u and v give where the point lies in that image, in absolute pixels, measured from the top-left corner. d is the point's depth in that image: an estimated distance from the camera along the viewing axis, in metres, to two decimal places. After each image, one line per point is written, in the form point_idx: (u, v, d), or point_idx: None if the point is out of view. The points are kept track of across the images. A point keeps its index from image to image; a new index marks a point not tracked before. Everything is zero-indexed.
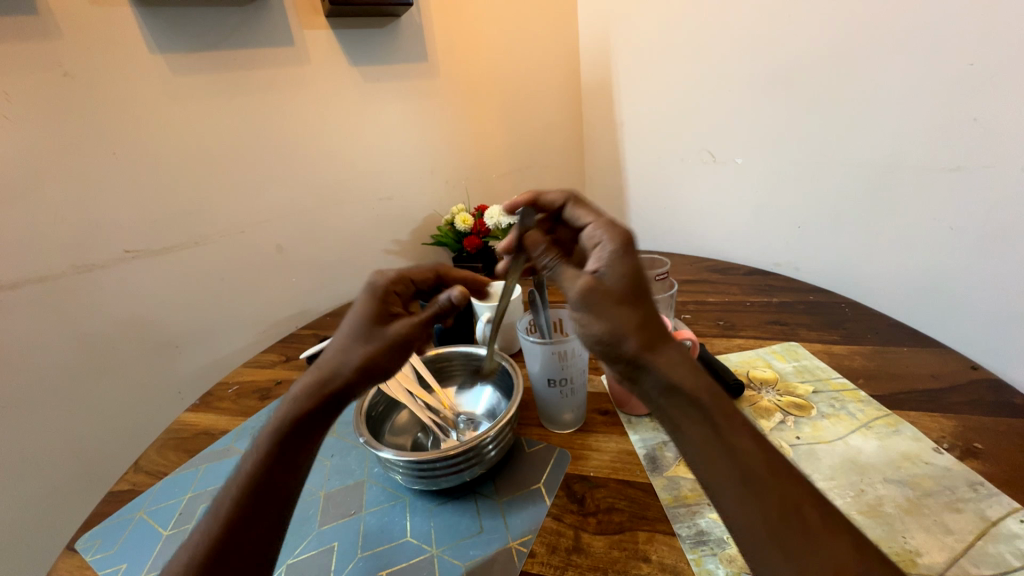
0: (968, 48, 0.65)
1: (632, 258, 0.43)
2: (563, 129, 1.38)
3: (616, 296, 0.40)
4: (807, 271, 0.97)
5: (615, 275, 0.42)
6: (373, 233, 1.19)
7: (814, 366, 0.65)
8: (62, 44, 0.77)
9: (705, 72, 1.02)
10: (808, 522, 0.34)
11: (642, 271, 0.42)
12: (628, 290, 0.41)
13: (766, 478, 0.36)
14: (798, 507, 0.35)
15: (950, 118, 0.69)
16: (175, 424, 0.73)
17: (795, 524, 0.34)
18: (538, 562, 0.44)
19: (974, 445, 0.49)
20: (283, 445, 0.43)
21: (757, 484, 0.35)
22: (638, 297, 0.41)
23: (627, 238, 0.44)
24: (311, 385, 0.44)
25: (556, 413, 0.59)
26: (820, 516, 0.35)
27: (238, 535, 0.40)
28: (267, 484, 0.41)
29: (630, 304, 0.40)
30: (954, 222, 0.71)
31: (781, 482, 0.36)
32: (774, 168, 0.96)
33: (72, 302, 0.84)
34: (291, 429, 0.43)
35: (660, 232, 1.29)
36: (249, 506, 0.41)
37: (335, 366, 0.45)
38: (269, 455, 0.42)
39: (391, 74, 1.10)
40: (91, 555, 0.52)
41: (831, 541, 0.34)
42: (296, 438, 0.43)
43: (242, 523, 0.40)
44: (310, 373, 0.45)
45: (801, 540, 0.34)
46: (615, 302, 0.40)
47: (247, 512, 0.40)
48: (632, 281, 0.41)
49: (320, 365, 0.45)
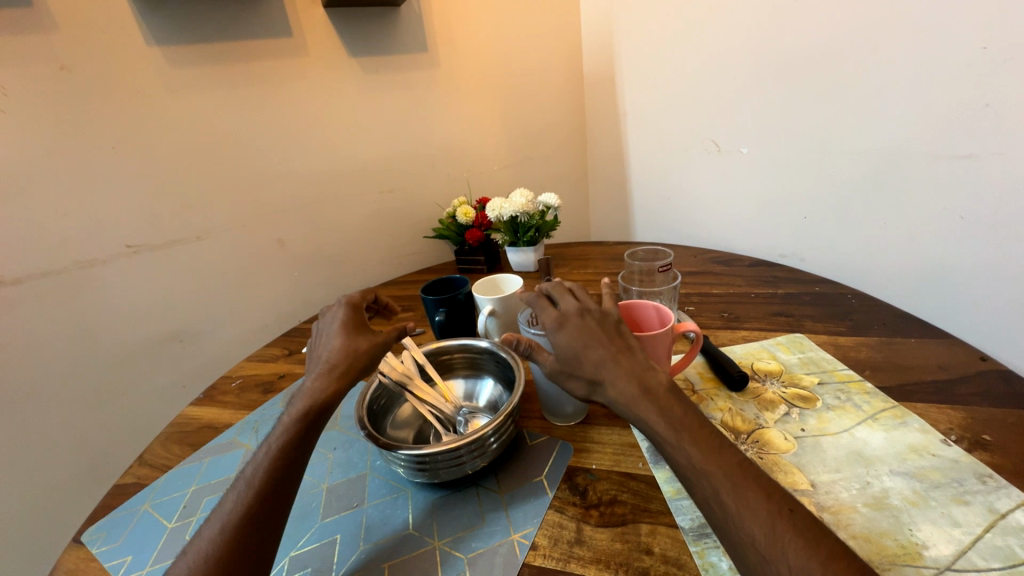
0: (980, 32, 0.63)
1: (568, 329, 0.47)
2: (565, 120, 1.37)
3: (565, 368, 0.46)
4: (812, 262, 0.96)
5: (560, 350, 0.46)
6: (375, 226, 1.19)
7: (819, 358, 0.64)
8: (57, 37, 0.76)
9: (709, 61, 1.01)
10: (727, 506, 0.36)
11: (582, 334, 0.46)
12: (570, 360, 0.45)
13: (689, 474, 0.39)
14: (717, 496, 0.37)
15: (962, 103, 0.67)
16: (179, 418, 0.73)
17: (718, 512, 0.37)
18: (540, 555, 0.44)
19: (983, 437, 0.49)
20: (304, 432, 0.49)
21: (687, 481, 0.39)
22: (582, 360, 0.45)
23: (555, 316, 0.48)
24: (325, 373, 0.53)
25: (557, 406, 0.59)
26: (734, 496, 0.36)
27: (266, 519, 0.43)
28: (289, 471, 0.47)
29: (578, 369, 0.45)
30: (965, 210, 0.69)
31: (700, 476, 0.38)
32: (780, 158, 0.94)
33: (75, 298, 0.85)
34: (313, 417, 0.50)
35: (663, 223, 1.28)
36: (271, 493, 0.45)
37: (343, 362, 0.53)
38: (290, 446, 0.48)
39: (391, 65, 1.09)
40: (97, 547, 0.52)
41: (746, 517, 0.35)
42: (313, 427, 0.49)
43: (267, 507, 0.44)
44: (321, 368, 0.53)
45: (722, 523, 0.36)
46: (566, 374, 0.46)
47: (269, 499, 0.44)
48: (571, 354, 0.45)
49: (329, 360, 0.54)
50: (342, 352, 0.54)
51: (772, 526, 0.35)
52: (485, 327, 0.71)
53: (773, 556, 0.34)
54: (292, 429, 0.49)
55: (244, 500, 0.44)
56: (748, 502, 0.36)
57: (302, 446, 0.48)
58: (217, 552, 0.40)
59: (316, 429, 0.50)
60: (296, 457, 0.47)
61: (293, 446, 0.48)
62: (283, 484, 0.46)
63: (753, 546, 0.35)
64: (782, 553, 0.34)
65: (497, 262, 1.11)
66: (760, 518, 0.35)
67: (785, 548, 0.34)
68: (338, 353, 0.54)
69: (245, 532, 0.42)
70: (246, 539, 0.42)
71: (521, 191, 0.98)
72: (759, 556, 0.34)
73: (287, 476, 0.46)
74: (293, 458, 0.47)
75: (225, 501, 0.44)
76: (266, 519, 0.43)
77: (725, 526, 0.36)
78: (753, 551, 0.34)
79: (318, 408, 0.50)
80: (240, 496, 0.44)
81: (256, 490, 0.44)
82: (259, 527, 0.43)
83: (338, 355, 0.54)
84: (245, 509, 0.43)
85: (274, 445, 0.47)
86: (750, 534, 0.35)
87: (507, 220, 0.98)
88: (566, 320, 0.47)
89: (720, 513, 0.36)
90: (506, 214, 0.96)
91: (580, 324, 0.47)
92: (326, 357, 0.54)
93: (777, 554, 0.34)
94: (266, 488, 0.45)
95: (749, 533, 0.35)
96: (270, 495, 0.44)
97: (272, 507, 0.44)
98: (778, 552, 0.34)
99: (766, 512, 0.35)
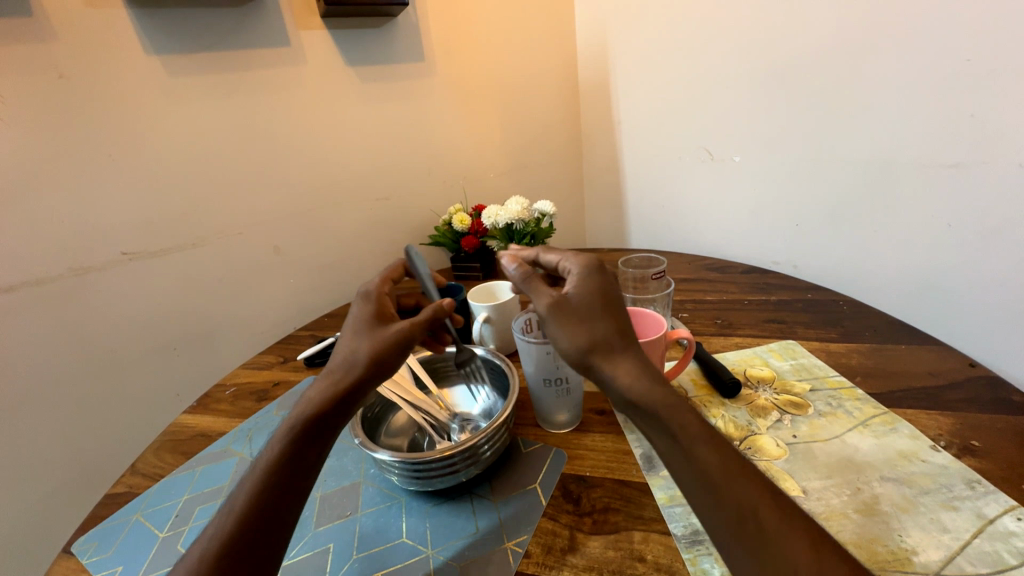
0: (966, 44, 0.65)
1: (600, 277, 0.47)
2: (561, 128, 1.38)
3: (577, 312, 0.45)
4: (804, 269, 0.97)
5: (580, 295, 0.46)
6: (371, 233, 1.19)
7: (811, 365, 0.64)
8: (58, 46, 0.77)
9: (701, 72, 1.02)
10: (765, 525, 0.35)
11: (606, 291, 0.46)
12: (585, 308, 0.45)
13: (724, 486, 0.37)
14: (754, 510, 0.36)
15: (949, 113, 0.68)
16: (172, 426, 0.73)
17: (753, 527, 0.36)
18: (533, 563, 0.44)
19: (971, 442, 0.49)
20: (295, 451, 0.45)
21: (716, 488, 0.37)
22: (598, 313, 0.45)
23: (593, 262, 0.48)
24: (325, 383, 0.48)
25: (551, 413, 0.59)
26: (774, 514, 0.36)
27: (252, 539, 0.41)
28: (281, 488, 0.44)
29: (589, 320, 0.44)
30: (953, 218, 0.71)
31: (740, 487, 0.37)
32: (773, 167, 0.95)
33: (70, 305, 0.85)
34: (309, 427, 0.46)
35: (658, 231, 1.28)
36: (256, 520, 0.42)
37: (347, 365, 0.48)
38: (277, 466, 0.44)
39: (388, 73, 1.10)
40: (87, 558, 0.52)
41: (789, 537, 0.35)
42: (309, 438, 0.46)
43: (247, 538, 0.41)
44: (322, 376, 0.49)
45: (758, 541, 0.35)
46: (575, 318, 0.45)
47: (253, 528, 0.41)
48: (591, 304, 0.45)
49: (333, 363, 0.49)
50: (348, 352, 0.49)
51: (816, 552, 0.34)
52: (480, 334, 0.72)
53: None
54: (286, 438, 0.46)
55: (231, 519, 0.42)
56: (787, 522, 0.35)
57: (297, 462, 0.45)
58: None
59: (316, 439, 0.46)
60: (292, 473, 0.44)
61: (286, 459, 0.45)
62: (273, 501, 0.43)
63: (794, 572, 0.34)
64: None
65: (493, 269, 1.11)
66: (801, 542, 0.35)
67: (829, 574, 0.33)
68: (344, 355, 0.49)
69: (227, 562, 0.40)
70: (232, 560, 0.40)
71: (516, 198, 0.99)
72: None
73: (274, 500, 0.43)
74: (285, 474, 0.44)
75: (206, 529, 0.42)
76: (247, 550, 0.40)
77: (759, 542, 0.35)
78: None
79: (309, 422, 0.46)
80: (219, 521, 0.42)
81: (237, 518, 0.42)
82: (245, 546, 0.41)
83: (344, 360, 0.49)
84: (228, 528, 0.41)
85: (259, 466, 0.45)
86: (793, 557, 0.34)
87: (502, 228, 0.99)
88: (602, 271, 0.48)
89: (756, 529, 0.35)
90: (501, 221, 0.96)
91: (610, 282, 0.48)
92: (330, 364, 0.49)
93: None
94: (250, 513, 0.42)
95: (791, 558, 0.34)
96: (257, 513, 0.42)
97: (259, 527, 0.42)
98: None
99: (809, 537, 0.35)
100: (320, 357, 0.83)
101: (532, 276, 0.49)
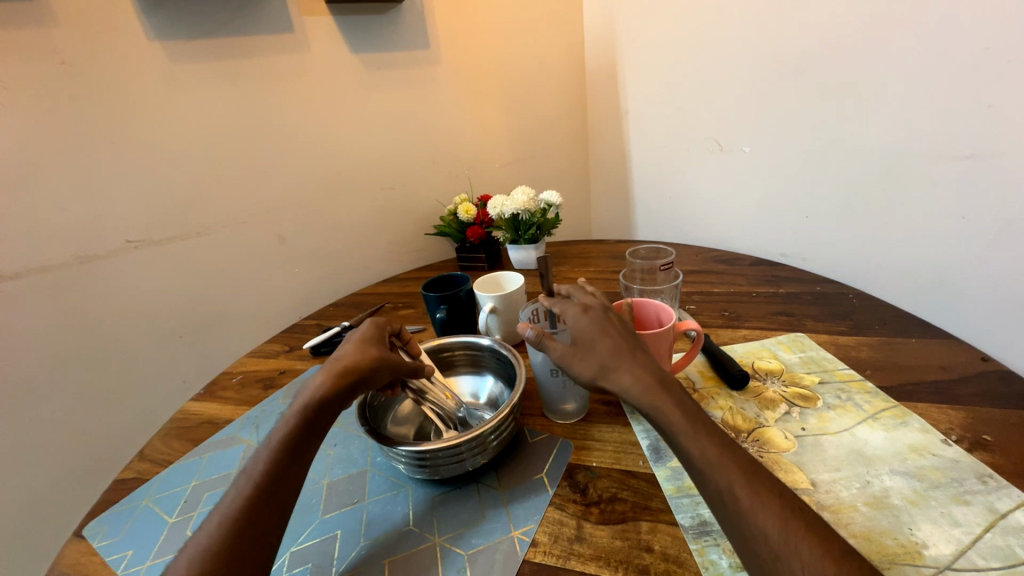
0: (983, 32, 0.63)
1: (591, 313, 0.49)
2: (567, 118, 1.36)
3: (577, 349, 0.47)
4: (813, 261, 0.96)
5: (575, 332, 0.48)
6: (376, 222, 1.18)
7: (820, 358, 0.64)
8: (59, 31, 0.76)
9: (711, 61, 1.01)
10: (740, 503, 0.36)
11: (601, 321, 0.48)
12: (582, 342, 0.47)
13: (702, 467, 0.39)
14: (732, 491, 0.37)
15: (964, 103, 0.67)
16: (179, 413, 0.73)
17: (732, 506, 0.36)
18: (540, 551, 0.44)
19: (983, 437, 0.49)
20: (307, 430, 0.47)
21: (700, 474, 0.39)
22: (596, 342, 0.46)
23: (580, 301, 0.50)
24: (331, 373, 0.49)
25: (558, 404, 0.59)
26: (748, 491, 0.36)
27: (257, 519, 0.42)
28: (283, 472, 0.45)
29: (588, 353, 0.46)
30: (966, 210, 0.70)
31: (716, 469, 0.38)
32: (783, 158, 0.94)
33: (76, 293, 0.85)
34: (314, 414, 0.48)
35: (665, 222, 1.27)
36: (269, 492, 0.44)
37: (351, 362, 0.50)
38: (290, 441, 0.47)
39: (392, 61, 1.09)
40: (98, 542, 0.52)
41: (760, 512, 0.35)
42: (312, 424, 0.48)
43: (261, 507, 0.43)
44: (327, 365, 0.51)
45: (733, 517, 0.36)
46: (576, 357, 0.47)
47: (267, 498, 0.43)
48: (588, 337, 0.47)
49: (337, 357, 0.51)
50: (352, 350, 0.51)
51: (785, 524, 0.35)
52: (486, 324, 0.71)
53: (787, 552, 0.34)
54: (294, 422, 0.47)
55: (239, 501, 0.43)
56: (763, 500, 0.36)
57: (301, 448, 0.47)
58: (218, 546, 0.40)
59: (317, 426, 0.48)
60: (293, 459, 0.46)
61: (293, 444, 0.46)
62: (278, 484, 0.44)
63: (764, 542, 0.34)
64: (795, 551, 0.33)
65: (498, 259, 1.11)
66: (772, 514, 0.35)
67: (797, 546, 0.34)
68: (347, 353, 0.51)
69: (243, 528, 0.41)
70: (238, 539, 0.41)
71: (522, 188, 0.98)
72: (769, 553, 0.34)
73: (287, 473, 0.45)
74: (287, 458, 0.46)
75: (225, 495, 0.44)
76: (259, 519, 0.42)
77: (738, 520, 0.36)
78: (766, 550, 0.34)
79: (317, 408, 0.48)
80: (237, 488, 0.44)
81: (255, 484, 0.44)
82: (252, 526, 0.42)
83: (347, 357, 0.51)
84: (246, 496, 0.43)
85: (274, 441, 0.47)
86: (764, 534, 0.34)
87: (508, 218, 0.98)
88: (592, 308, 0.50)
89: (734, 509, 0.36)
90: (507, 211, 0.95)
91: (602, 313, 0.49)
92: (335, 357, 0.51)
93: (790, 551, 0.34)
94: (266, 483, 0.44)
95: (762, 529, 0.35)
96: (270, 485, 0.44)
97: (264, 509, 0.43)
98: (790, 548, 0.34)
99: (779, 511, 0.35)
100: (326, 346, 0.83)
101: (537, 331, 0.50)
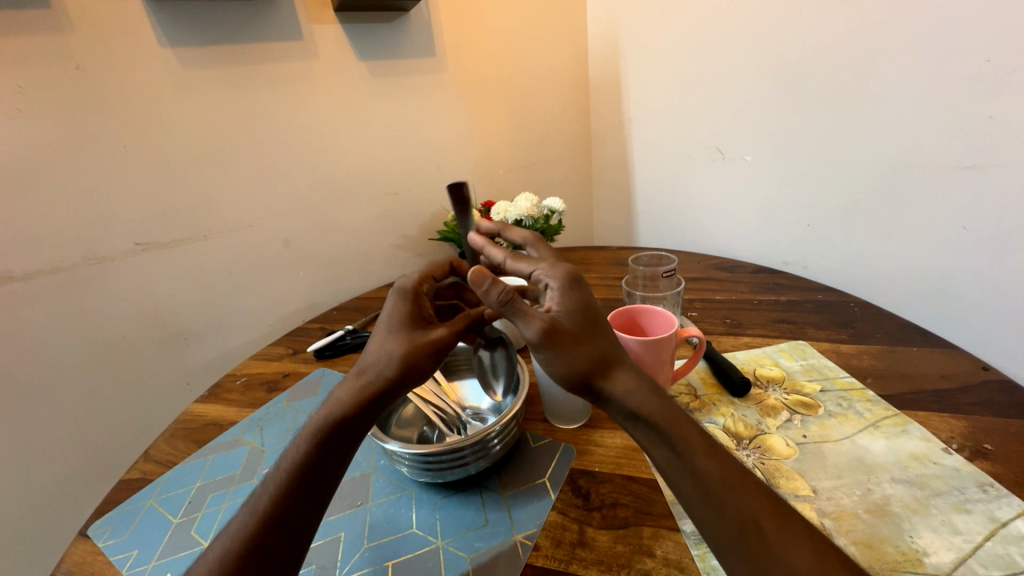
0: (984, 46, 0.64)
1: (581, 292, 0.46)
2: (571, 125, 1.37)
3: (571, 334, 0.44)
4: (813, 269, 0.96)
5: (566, 314, 0.45)
6: (380, 227, 1.20)
7: (821, 365, 0.64)
8: (74, 37, 0.78)
9: (713, 71, 1.02)
10: (766, 534, 0.36)
11: (590, 305, 0.46)
12: (575, 330, 0.44)
13: (723, 494, 0.38)
14: (755, 519, 0.37)
15: (965, 115, 0.68)
16: (183, 415, 0.73)
17: (754, 535, 0.36)
18: (543, 555, 0.44)
19: (983, 446, 0.49)
20: (322, 452, 0.44)
21: (718, 499, 0.38)
22: (590, 332, 0.45)
23: (571, 274, 0.47)
24: (355, 384, 0.46)
25: (560, 409, 0.59)
26: (773, 521, 0.37)
27: (268, 550, 0.40)
28: (306, 488, 0.43)
29: (582, 343, 0.44)
30: (967, 220, 0.70)
31: (739, 496, 0.38)
32: (784, 168, 0.95)
33: (84, 294, 0.86)
34: (334, 433, 0.44)
35: (666, 229, 1.28)
36: (276, 524, 0.41)
37: (380, 366, 0.46)
38: (304, 467, 0.43)
39: (398, 67, 1.10)
40: (103, 542, 0.53)
41: (789, 547, 0.35)
42: (329, 449, 0.44)
43: (269, 539, 0.40)
44: (352, 373, 0.47)
45: (759, 549, 0.36)
46: (573, 342, 0.44)
47: (275, 532, 0.41)
48: (584, 322, 0.45)
49: (362, 365, 0.47)
50: (379, 353, 0.46)
51: (816, 561, 0.34)
52: None
53: None
54: (309, 446, 0.44)
55: (248, 526, 0.41)
56: (790, 533, 0.36)
57: (318, 470, 0.43)
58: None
59: (338, 449, 0.45)
60: (307, 486, 0.43)
61: (305, 471, 0.43)
62: (292, 510, 0.42)
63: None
64: None
65: None
66: (802, 550, 0.35)
67: None
68: (374, 356, 0.47)
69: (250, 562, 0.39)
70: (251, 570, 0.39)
71: (525, 194, 0.99)
72: None
73: (297, 502, 0.42)
74: (310, 475, 0.43)
75: (232, 523, 0.42)
76: (268, 551, 0.40)
77: (765, 551, 0.35)
78: None
79: (338, 425, 0.45)
80: (241, 519, 0.42)
81: (261, 516, 0.41)
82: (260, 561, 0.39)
83: (375, 360, 0.46)
84: (251, 526, 0.40)
85: (283, 467, 0.43)
86: (793, 563, 0.34)
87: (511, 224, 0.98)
88: (580, 284, 0.47)
89: (759, 538, 0.36)
90: (511, 217, 0.96)
91: (589, 294, 0.47)
92: (360, 363, 0.47)
93: None
94: (273, 514, 0.41)
95: (791, 565, 0.34)
96: (278, 513, 0.41)
97: (281, 528, 0.41)
98: None
99: (809, 548, 0.35)
100: (330, 350, 0.84)
101: (513, 297, 0.44)
